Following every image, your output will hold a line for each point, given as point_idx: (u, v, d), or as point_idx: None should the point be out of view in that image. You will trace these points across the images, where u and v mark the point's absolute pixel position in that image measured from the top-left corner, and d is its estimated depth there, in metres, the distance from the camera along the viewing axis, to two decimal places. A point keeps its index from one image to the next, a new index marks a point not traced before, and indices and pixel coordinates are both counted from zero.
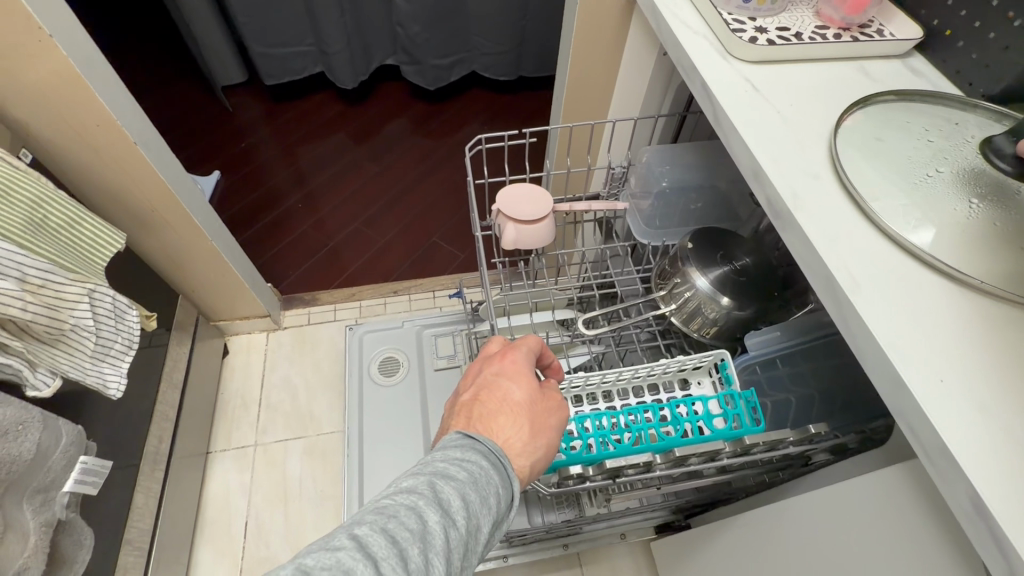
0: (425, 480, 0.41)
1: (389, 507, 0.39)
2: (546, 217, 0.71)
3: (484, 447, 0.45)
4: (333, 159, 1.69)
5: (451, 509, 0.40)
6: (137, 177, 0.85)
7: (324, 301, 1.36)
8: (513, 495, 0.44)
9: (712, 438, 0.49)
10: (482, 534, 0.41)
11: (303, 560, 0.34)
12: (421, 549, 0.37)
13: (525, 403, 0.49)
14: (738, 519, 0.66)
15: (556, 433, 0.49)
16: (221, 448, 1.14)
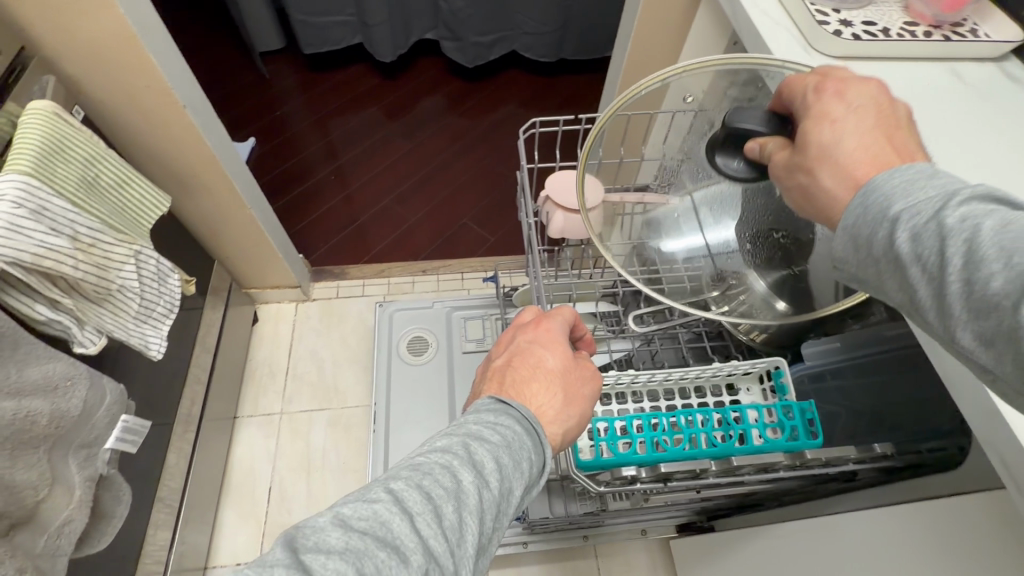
0: (458, 440, 0.40)
1: (424, 465, 0.38)
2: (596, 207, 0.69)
3: (516, 412, 0.44)
4: (367, 134, 1.68)
5: (485, 470, 0.39)
6: (184, 142, 0.85)
7: (353, 275, 1.36)
8: (545, 463, 0.43)
9: (766, 450, 0.47)
10: (516, 496, 0.40)
11: (341, 509, 0.34)
12: (455, 508, 0.36)
13: (558, 373, 0.48)
14: (775, 529, 0.65)
15: (588, 405, 0.48)
16: (248, 413, 1.16)
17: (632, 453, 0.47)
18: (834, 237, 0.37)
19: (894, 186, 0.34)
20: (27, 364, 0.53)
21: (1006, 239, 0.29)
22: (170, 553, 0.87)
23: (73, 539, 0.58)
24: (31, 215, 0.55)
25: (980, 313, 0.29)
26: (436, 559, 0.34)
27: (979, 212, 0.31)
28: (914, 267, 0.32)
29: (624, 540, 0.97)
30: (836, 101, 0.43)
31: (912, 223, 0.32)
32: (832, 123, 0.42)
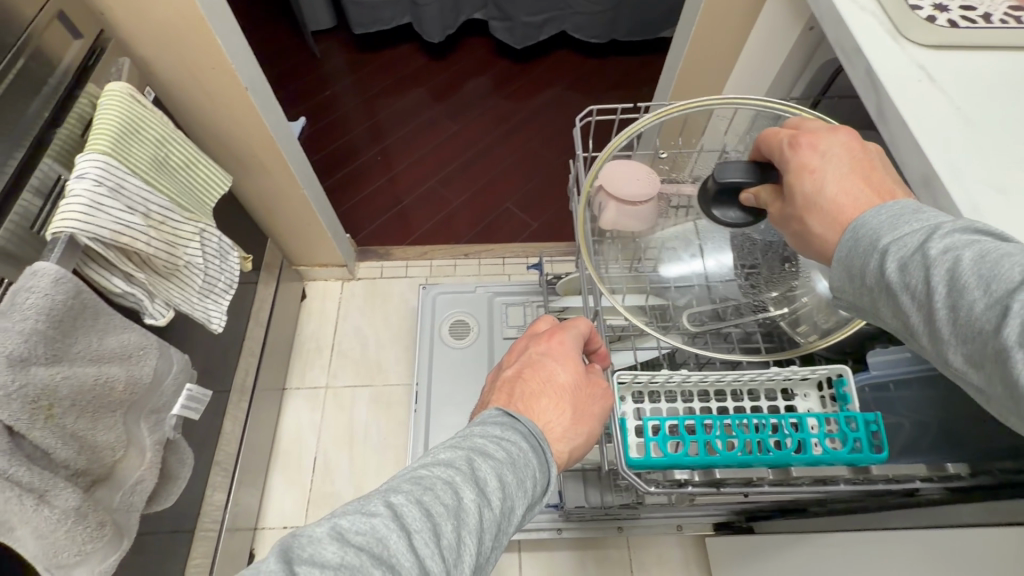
0: (462, 454, 0.41)
1: (426, 479, 0.38)
2: (650, 200, 0.66)
3: (524, 428, 0.45)
4: (413, 115, 1.69)
5: (488, 488, 0.39)
6: (246, 123, 0.87)
7: (397, 256, 1.39)
8: (550, 479, 0.44)
9: (824, 459, 0.46)
10: (517, 516, 0.40)
11: (339, 522, 0.35)
12: (455, 526, 0.36)
13: (568, 390, 0.49)
14: (823, 539, 0.63)
15: (597, 422, 0.49)
16: (296, 386, 1.21)
17: (682, 455, 0.47)
18: (832, 265, 0.42)
19: (883, 222, 0.38)
20: (106, 332, 0.57)
21: (988, 267, 0.32)
22: (225, 513, 0.93)
23: (143, 497, 0.62)
24: (110, 193, 0.58)
25: (966, 339, 0.33)
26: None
27: (971, 246, 0.34)
28: (905, 295, 0.36)
29: (658, 534, 0.97)
30: (811, 151, 0.44)
31: (900, 254, 0.36)
32: (811, 175, 0.44)
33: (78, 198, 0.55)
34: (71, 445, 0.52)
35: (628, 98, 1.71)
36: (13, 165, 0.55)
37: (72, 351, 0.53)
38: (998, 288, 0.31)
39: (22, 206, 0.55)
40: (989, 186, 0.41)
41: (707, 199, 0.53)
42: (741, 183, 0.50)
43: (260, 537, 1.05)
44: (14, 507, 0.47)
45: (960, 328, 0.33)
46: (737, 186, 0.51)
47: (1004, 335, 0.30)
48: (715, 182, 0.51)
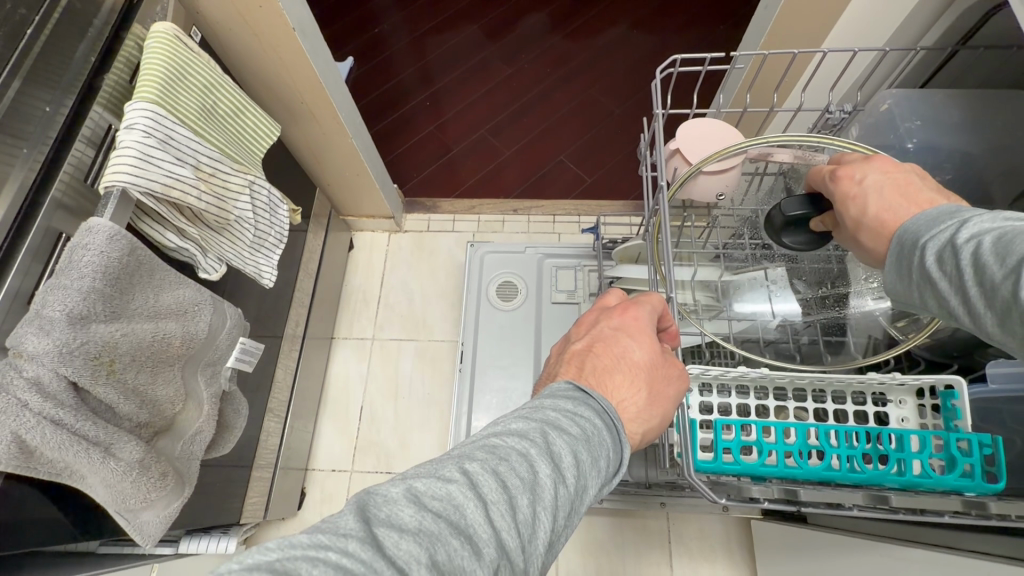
0: (535, 426, 0.38)
1: (500, 449, 0.36)
2: (734, 168, 0.59)
3: (596, 405, 0.42)
4: (466, 56, 1.59)
5: (562, 465, 0.36)
6: (294, 67, 0.83)
7: (444, 209, 1.35)
8: (623, 460, 0.41)
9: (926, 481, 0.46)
10: (590, 496, 0.37)
11: (416, 485, 0.32)
12: (530, 501, 0.34)
13: (644, 367, 0.45)
14: (890, 546, 0.59)
15: (671, 405, 0.45)
16: (343, 336, 1.23)
17: (759, 465, 0.49)
18: (881, 271, 0.39)
19: (920, 223, 0.37)
20: (162, 288, 0.57)
21: (1004, 243, 0.31)
22: (278, 455, 0.97)
23: (203, 447, 0.64)
24: (159, 145, 0.56)
25: (1001, 313, 0.31)
26: (506, 555, 0.31)
27: (989, 229, 0.32)
28: (942, 282, 0.34)
29: (702, 512, 0.96)
30: (850, 179, 0.43)
31: (937, 244, 0.34)
32: (855, 202, 0.42)
33: (128, 149, 0.53)
34: (133, 400, 0.53)
35: (701, 37, 1.53)
36: (65, 114, 0.54)
37: (130, 308, 0.53)
38: (1013, 257, 0.30)
39: (76, 157, 0.54)
40: None
41: (772, 230, 0.52)
42: (801, 216, 0.49)
43: (311, 477, 1.10)
44: (82, 459, 0.48)
45: (993, 304, 0.31)
46: (800, 221, 0.50)
47: None
48: (783, 216, 0.50)
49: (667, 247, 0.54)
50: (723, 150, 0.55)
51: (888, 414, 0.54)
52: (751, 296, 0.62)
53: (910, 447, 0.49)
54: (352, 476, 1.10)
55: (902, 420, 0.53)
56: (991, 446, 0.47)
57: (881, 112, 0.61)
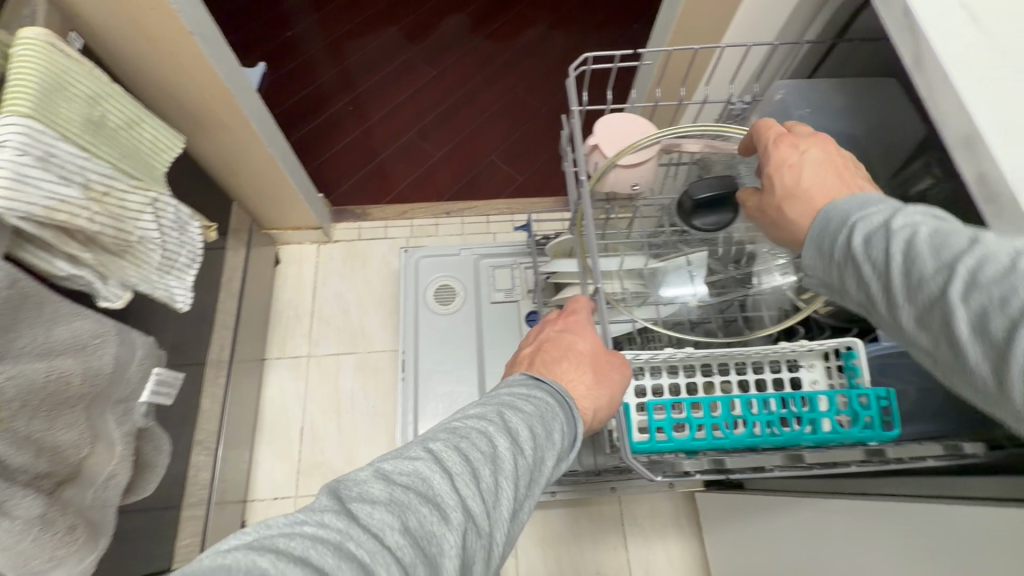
0: (493, 409, 0.43)
1: (462, 429, 0.40)
2: (651, 160, 0.62)
3: (548, 387, 0.47)
4: (386, 59, 1.56)
5: (520, 438, 0.41)
6: (195, 73, 0.77)
7: (375, 216, 1.31)
8: (577, 436, 0.45)
9: (836, 438, 0.51)
10: (548, 466, 0.42)
11: (386, 468, 0.35)
12: (492, 471, 0.37)
13: (586, 355, 0.49)
14: (815, 502, 0.64)
15: (621, 385, 0.48)
16: (276, 356, 1.17)
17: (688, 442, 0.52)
18: (804, 246, 0.43)
19: (852, 203, 0.40)
20: (55, 322, 0.52)
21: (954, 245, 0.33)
22: (212, 490, 0.90)
23: (119, 491, 0.59)
24: (37, 163, 0.50)
25: (923, 307, 0.34)
26: (473, 520, 0.34)
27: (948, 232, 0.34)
28: (867, 266, 0.37)
29: (651, 491, 1.00)
30: (790, 149, 0.46)
31: (866, 228, 0.38)
32: (791, 169, 0.45)
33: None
34: (26, 450, 0.48)
35: (618, 36, 1.59)
36: None
37: (16, 347, 0.47)
38: (945, 254, 0.33)
39: None
40: None
41: (685, 213, 0.58)
42: (710, 196, 0.57)
43: (251, 509, 1.04)
44: None
45: (915, 297, 0.34)
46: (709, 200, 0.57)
47: (949, 295, 0.32)
48: (692, 199, 0.57)
49: (590, 234, 0.54)
50: (635, 143, 0.59)
51: (801, 378, 0.58)
52: (674, 279, 0.65)
53: (819, 407, 0.53)
54: (296, 501, 1.04)
55: (813, 382, 0.58)
56: (887, 398, 0.53)
57: (776, 101, 0.66)
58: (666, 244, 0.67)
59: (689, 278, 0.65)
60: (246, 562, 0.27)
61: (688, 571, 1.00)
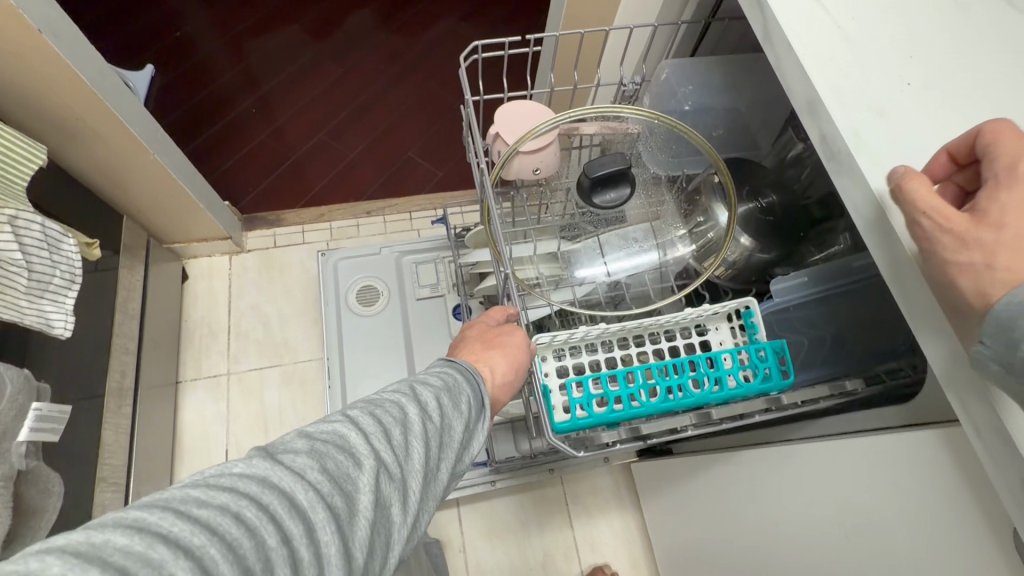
0: (405, 383, 0.44)
1: (377, 399, 0.41)
2: (552, 143, 0.63)
3: (460, 365, 0.48)
4: (291, 56, 1.50)
5: (428, 407, 0.41)
6: (54, 76, 0.70)
7: (290, 221, 1.25)
8: (483, 397, 0.47)
9: (741, 392, 0.54)
10: (456, 433, 0.43)
11: (305, 427, 0.37)
12: (403, 432, 0.39)
13: (475, 335, 0.55)
14: (730, 457, 0.67)
15: (513, 343, 0.53)
16: (191, 377, 1.09)
17: (608, 415, 0.54)
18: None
19: None
20: None
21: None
22: None
23: None
24: None
25: None
26: (385, 468, 0.36)
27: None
28: None
29: (590, 468, 1.02)
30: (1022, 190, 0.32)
31: None
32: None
33: None
34: None
35: (528, 26, 1.59)
36: None
37: None
38: None
39: None
40: (870, 110, 0.39)
41: (585, 193, 0.59)
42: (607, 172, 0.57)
43: None
44: None
45: None
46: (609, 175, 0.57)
47: None
48: (588, 178, 0.57)
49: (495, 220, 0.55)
50: (534, 129, 0.58)
51: (710, 340, 0.61)
52: (586, 259, 0.66)
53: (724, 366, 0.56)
54: None
55: (721, 342, 0.61)
56: (781, 349, 0.57)
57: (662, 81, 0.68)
58: (574, 225, 0.67)
59: (600, 257, 0.66)
60: (179, 494, 0.29)
61: (630, 539, 1.04)
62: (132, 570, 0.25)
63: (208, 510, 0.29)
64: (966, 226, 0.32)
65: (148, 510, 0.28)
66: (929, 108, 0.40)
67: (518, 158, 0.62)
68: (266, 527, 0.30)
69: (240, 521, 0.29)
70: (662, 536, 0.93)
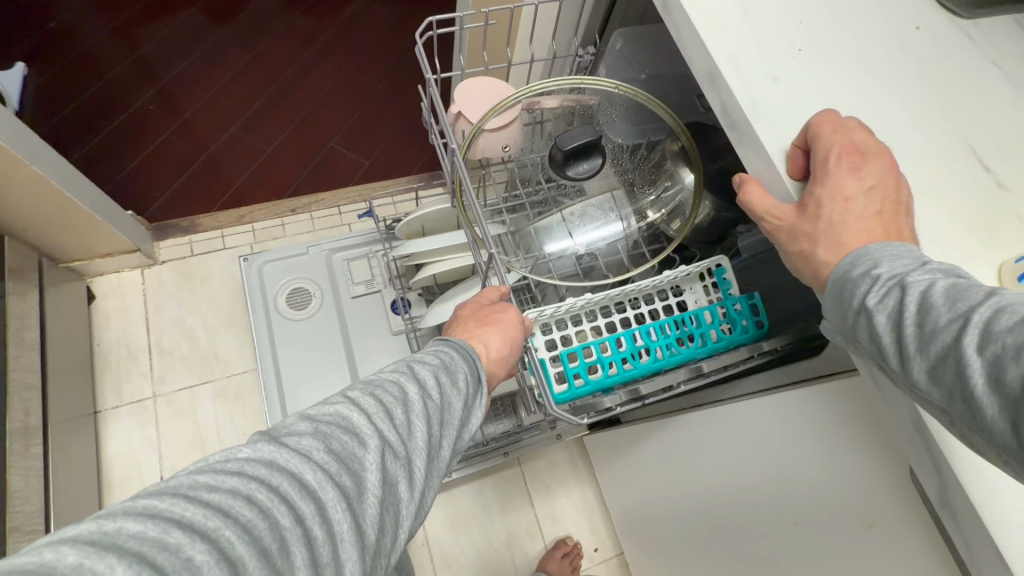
0: (403, 361, 0.42)
1: (376, 378, 0.39)
2: (517, 119, 0.59)
3: (456, 343, 0.46)
4: (190, 45, 1.38)
5: (428, 384, 0.40)
6: None
7: (207, 226, 1.17)
8: (479, 372, 0.45)
9: (721, 346, 0.58)
10: (457, 409, 0.41)
11: (306, 410, 0.36)
12: (404, 411, 0.37)
13: (467, 313, 0.53)
14: (671, 423, 0.69)
15: (505, 319, 0.51)
16: (112, 405, 1.01)
17: (605, 379, 0.56)
18: None
19: None
20: None
21: (850, 298, 0.31)
22: None
23: None
24: None
25: None
26: (391, 447, 0.35)
27: (847, 262, 0.32)
28: None
29: (545, 446, 1.03)
30: (851, 176, 0.34)
31: None
32: (845, 205, 0.34)
33: None
34: None
35: None
36: None
37: None
38: None
39: None
40: (764, 78, 0.41)
41: (557, 165, 0.58)
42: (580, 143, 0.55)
43: None
44: None
45: None
46: (579, 146, 0.56)
47: None
48: (561, 152, 0.56)
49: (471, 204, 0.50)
50: (499, 104, 0.57)
51: (686, 301, 0.61)
52: (556, 234, 0.66)
53: (706, 321, 0.59)
54: None
55: (696, 302, 0.60)
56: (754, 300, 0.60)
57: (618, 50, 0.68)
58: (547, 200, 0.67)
59: (571, 231, 0.65)
60: (188, 480, 0.29)
61: (590, 508, 1.07)
62: (149, 557, 0.25)
63: (219, 494, 0.28)
64: (793, 219, 0.36)
65: (157, 499, 0.27)
66: (816, 73, 0.41)
67: (484, 137, 0.58)
68: (278, 509, 0.29)
69: (251, 504, 0.29)
70: (619, 503, 0.96)
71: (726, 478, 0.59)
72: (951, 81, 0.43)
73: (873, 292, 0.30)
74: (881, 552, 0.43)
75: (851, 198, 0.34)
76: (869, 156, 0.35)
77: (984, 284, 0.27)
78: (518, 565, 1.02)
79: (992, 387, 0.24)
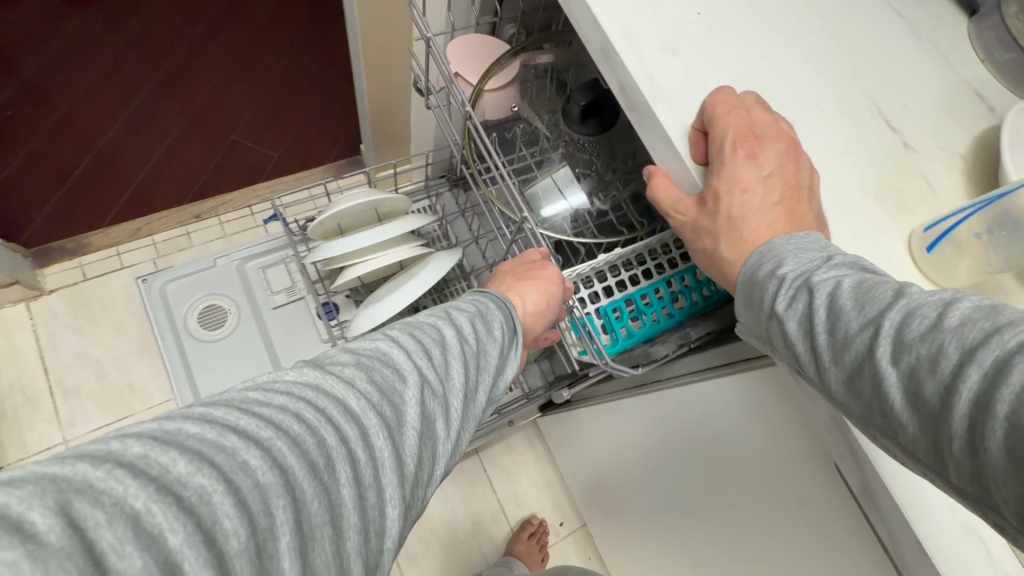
0: (439, 308, 0.41)
1: (415, 321, 0.39)
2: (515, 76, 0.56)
3: (491, 295, 0.45)
4: (48, 34, 1.20)
5: (464, 330, 0.39)
6: None
7: (99, 245, 1.04)
8: (515, 323, 0.44)
9: None
10: (492, 357, 0.40)
11: (348, 344, 0.35)
12: (442, 352, 0.36)
13: (506, 270, 0.51)
14: (617, 406, 0.68)
15: (544, 274, 0.48)
16: (15, 458, 0.91)
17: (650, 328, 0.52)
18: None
19: None
20: None
21: (761, 302, 0.31)
22: None
23: None
24: None
25: None
26: (429, 385, 0.34)
27: (754, 260, 0.32)
28: None
29: (501, 433, 1.02)
30: (749, 163, 0.33)
31: None
32: (744, 196, 0.33)
33: None
34: None
35: None
36: None
37: None
38: None
39: None
40: (661, 51, 0.37)
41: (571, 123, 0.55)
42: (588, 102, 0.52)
43: None
44: None
45: None
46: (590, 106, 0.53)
47: None
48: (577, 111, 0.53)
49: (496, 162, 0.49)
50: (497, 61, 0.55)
51: None
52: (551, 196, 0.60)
53: None
54: None
55: None
56: None
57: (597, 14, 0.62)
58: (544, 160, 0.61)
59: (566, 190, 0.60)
60: (239, 395, 0.28)
61: (551, 483, 1.08)
62: (208, 455, 0.23)
63: (269, 409, 0.27)
64: (694, 212, 0.35)
65: (208, 408, 0.26)
66: (719, 40, 0.38)
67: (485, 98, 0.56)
68: (325, 427, 0.27)
69: (300, 420, 0.27)
70: (578, 479, 0.97)
71: (668, 464, 0.60)
72: (857, 36, 0.40)
73: (781, 296, 0.30)
74: (813, 532, 0.45)
75: (749, 187, 0.33)
76: (765, 139, 0.33)
77: (891, 281, 0.27)
78: (486, 551, 1.02)
79: (909, 401, 0.24)
